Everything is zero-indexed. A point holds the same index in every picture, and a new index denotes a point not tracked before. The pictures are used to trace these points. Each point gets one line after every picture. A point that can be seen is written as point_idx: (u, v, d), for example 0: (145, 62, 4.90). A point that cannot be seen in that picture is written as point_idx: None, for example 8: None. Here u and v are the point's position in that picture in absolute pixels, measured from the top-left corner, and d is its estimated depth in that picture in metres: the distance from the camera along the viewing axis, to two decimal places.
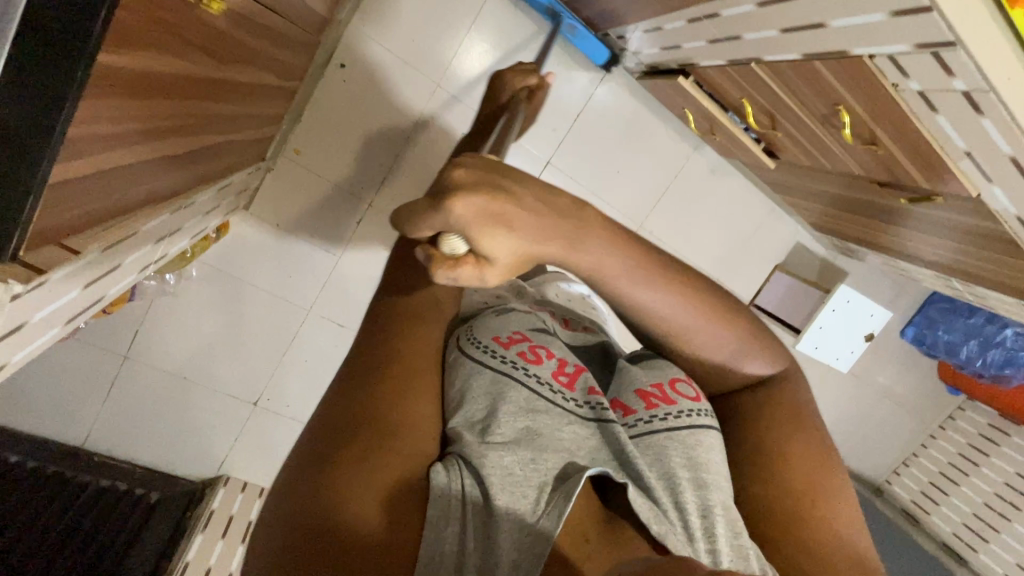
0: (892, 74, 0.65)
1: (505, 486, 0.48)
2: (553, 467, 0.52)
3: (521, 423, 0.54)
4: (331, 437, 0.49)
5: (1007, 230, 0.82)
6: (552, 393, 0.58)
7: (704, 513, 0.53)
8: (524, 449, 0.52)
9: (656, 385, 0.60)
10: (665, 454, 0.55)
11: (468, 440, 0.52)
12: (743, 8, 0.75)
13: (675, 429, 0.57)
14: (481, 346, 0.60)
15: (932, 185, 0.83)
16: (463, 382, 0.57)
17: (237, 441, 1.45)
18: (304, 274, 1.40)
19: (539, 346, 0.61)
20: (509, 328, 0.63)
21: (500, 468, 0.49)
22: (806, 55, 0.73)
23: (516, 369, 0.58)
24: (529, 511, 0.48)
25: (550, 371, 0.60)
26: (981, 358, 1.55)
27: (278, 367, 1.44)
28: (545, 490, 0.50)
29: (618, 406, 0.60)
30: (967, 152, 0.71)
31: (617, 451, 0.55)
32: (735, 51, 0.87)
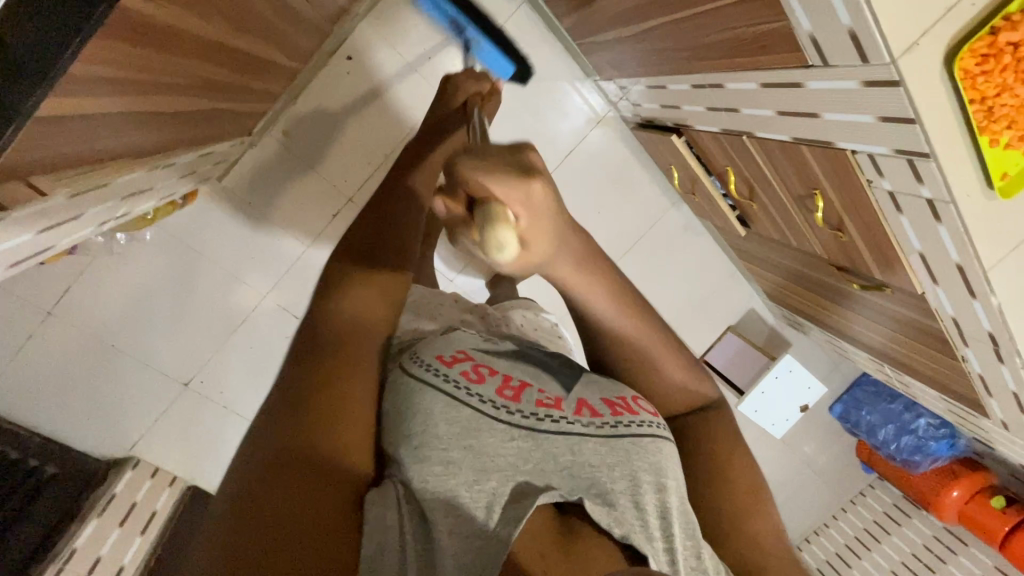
0: (868, 170, 0.71)
1: (447, 503, 0.49)
2: (501, 486, 0.51)
3: (465, 442, 0.52)
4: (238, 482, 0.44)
5: (941, 328, 0.90)
6: (496, 410, 0.55)
7: (661, 515, 0.54)
8: (469, 471, 0.51)
9: (620, 397, 0.60)
10: (629, 461, 0.55)
11: (411, 460, 0.50)
12: (746, 85, 0.79)
13: (639, 437, 0.57)
14: (421, 361, 0.56)
15: (884, 276, 0.90)
16: (400, 395, 0.54)
17: (158, 422, 1.35)
18: (266, 259, 1.34)
19: (482, 364, 0.58)
20: (453, 346, 0.59)
21: (439, 488, 0.49)
22: (795, 139, 0.79)
23: (458, 386, 0.55)
24: (479, 526, 0.49)
25: (493, 387, 0.56)
26: (895, 442, 1.66)
27: (219, 350, 1.37)
28: (494, 510, 0.50)
29: (583, 406, 0.58)
30: (920, 255, 0.77)
31: (565, 465, 0.54)
32: (729, 121, 0.92)
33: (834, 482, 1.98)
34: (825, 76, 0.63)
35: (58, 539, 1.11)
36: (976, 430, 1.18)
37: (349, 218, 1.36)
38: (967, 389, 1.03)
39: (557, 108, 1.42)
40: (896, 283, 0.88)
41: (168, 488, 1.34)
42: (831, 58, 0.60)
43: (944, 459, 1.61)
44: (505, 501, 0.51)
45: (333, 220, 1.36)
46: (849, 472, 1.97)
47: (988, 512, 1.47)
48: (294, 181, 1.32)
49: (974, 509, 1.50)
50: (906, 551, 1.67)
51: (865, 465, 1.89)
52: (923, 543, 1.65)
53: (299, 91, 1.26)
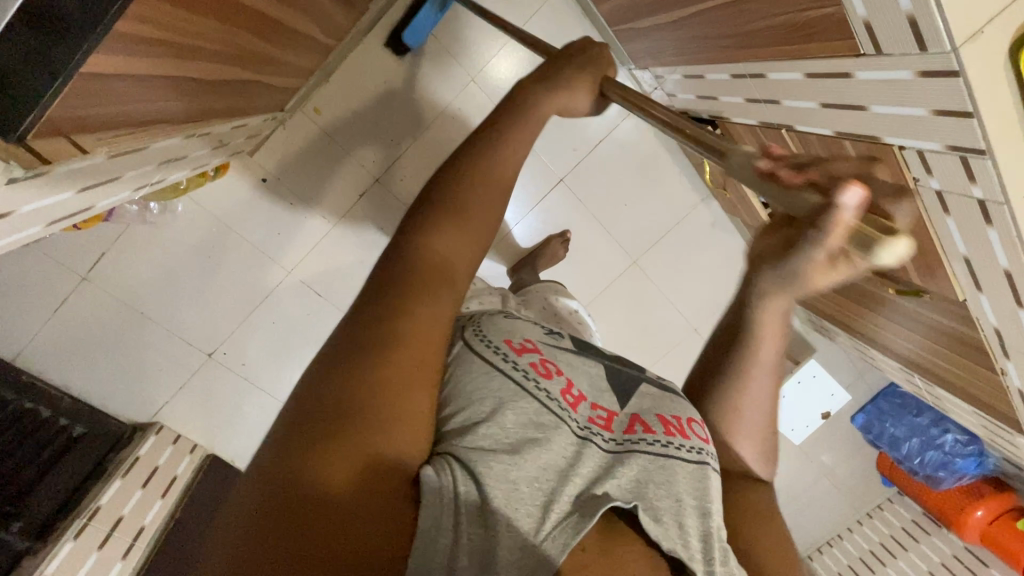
0: (916, 168, 0.68)
1: (508, 500, 0.48)
2: (559, 485, 0.52)
3: (530, 433, 0.55)
4: (318, 405, 0.44)
5: (982, 339, 0.86)
6: (559, 409, 0.60)
7: (704, 538, 0.55)
8: (531, 465, 0.52)
9: (676, 416, 0.65)
10: (674, 478, 0.58)
11: (474, 446, 0.51)
12: (790, 75, 0.76)
13: (686, 461, 0.60)
14: (492, 346, 0.63)
15: (924, 281, 0.87)
16: (471, 375, 0.59)
17: (182, 390, 1.39)
18: (292, 237, 1.35)
19: (548, 361, 0.64)
20: (520, 336, 0.67)
21: (501, 477, 0.49)
22: (839, 133, 0.76)
23: (525, 376, 0.60)
24: (529, 527, 0.48)
25: (558, 387, 0.62)
26: (920, 456, 1.62)
27: (244, 323, 1.39)
28: (548, 510, 0.50)
29: (639, 422, 0.63)
30: (965, 260, 0.74)
31: (620, 475, 0.56)
32: (769, 114, 0.90)
33: (852, 494, 1.93)
34: (876, 66, 0.61)
35: (82, 498, 1.14)
36: (1009, 449, 1.13)
37: (376, 198, 1.37)
38: (1004, 404, 0.98)
39: None
40: (936, 289, 0.85)
41: (189, 455, 1.39)
42: (885, 45, 0.58)
43: (971, 476, 1.56)
44: (561, 503, 0.51)
45: (359, 200, 1.37)
46: (869, 484, 1.93)
47: (1014, 534, 1.42)
48: (324, 159, 1.32)
49: (998, 530, 1.46)
50: (922, 567, 1.60)
51: (886, 478, 1.84)
52: (941, 562, 1.59)
53: (332, 68, 1.26)
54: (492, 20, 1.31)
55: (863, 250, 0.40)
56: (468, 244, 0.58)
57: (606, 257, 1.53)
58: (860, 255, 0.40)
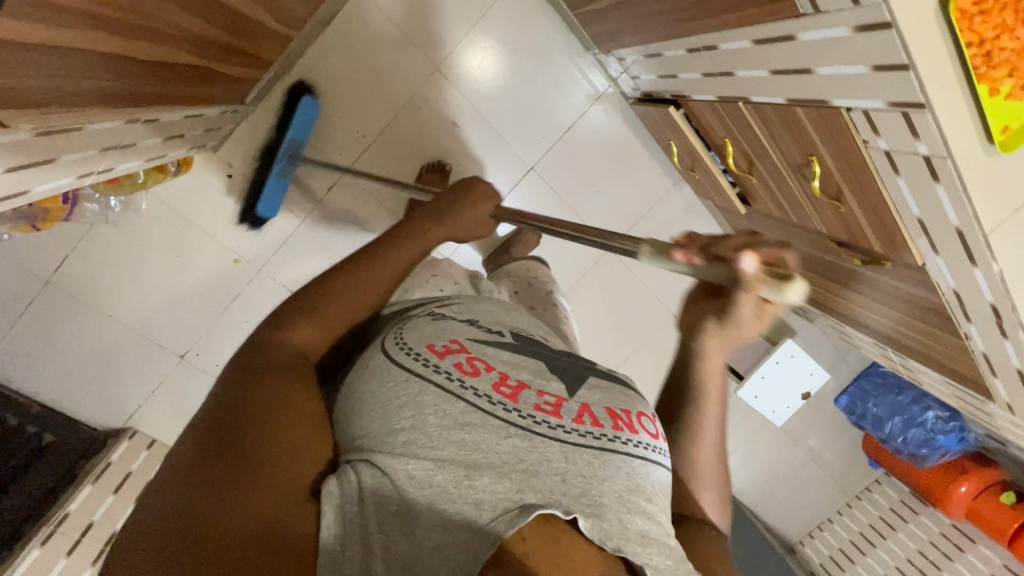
0: (864, 129, 0.68)
1: (433, 501, 0.51)
2: (489, 485, 0.52)
3: (456, 436, 0.55)
4: (200, 458, 0.51)
5: (944, 304, 0.86)
6: (492, 405, 0.58)
7: (645, 534, 0.54)
8: (455, 466, 0.54)
9: (624, 411, 0.62)
10: (615, 473, 0.55)
11: (392, 450, 0.55)
12: (741, 43, 0.76)
13: (632, 456, 0.57)
14: (413, 353, 0.63)
15: (884, 250, 0.87)
16: (388, 385, 0.60)
17: (155, 394, 1.37)
18: (261, 232, 1.33)
19: (477, 358, 0.63)
20: (445, 337, 0.65)
21: (422, 480, 0.52)
22: (791, 101, 0.76)
23: (449, 378, 0.60)
24: (464, 524, 0.50)
25: (489, 383, 0.60)
26: (902, 435, 1.62)
27: (215, 323, 1.37)
28: (478, 507, 0.51)
29: (586, 412, 0.60)
30: (919, 221, 0.74)
31: (559, 471, 0.54)
32: (726, 88, 0.90)
33: (839, 476, 1.94)
34: (817, 22, 0.61)
35: (54, 502, 1.13)
36: (982, 417, 1.13)
37: (344, 192, 1.35)
38: (971, 370, 0.99)
39: (556, 84, 1.39)
40: (896, 256, 0.86)
41: (163, 459, 1.38)
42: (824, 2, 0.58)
43: (954, 453, 1.57)
44: (490, 502, 0.51)
45: (329, 193, 1.35)
46: (855, 466, 1.93)
47: (999, 508, 1.42)
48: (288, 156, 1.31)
49: (984, 505, 1.46)
50: (910, 548, 1.62)
51: (872, 459, 1.84)
52: (929, 541, 1.60)
53: (293, 61, 1.24)
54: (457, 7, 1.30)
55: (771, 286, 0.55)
56: (325, 330, 0.67)
57: (581, 244, 1.52)
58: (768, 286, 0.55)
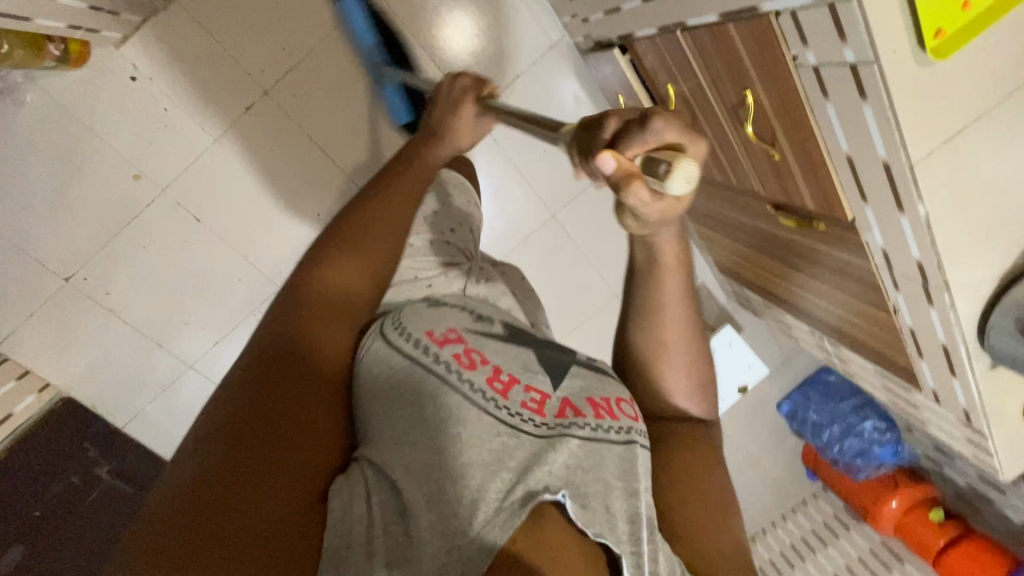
0: (793, 40, 0.61)
1: (427, 504, 0.49)
2: (485, 483, 0.51)
3: (452, 431, 0.54)
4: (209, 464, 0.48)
5: (874, 271, 0.80)
6: (485, 400, 0.57)
7: (632, 519, 0.53)
8: (452, 464, 0.52)
9: (604, 398, 0.62)
10: (600, 464, 0.55)
11: (387, 446, 0.54)
12: None
13: (614, 444, 0.57)
14: (412, 339, 0.61)
15: (816, 206, 0.80)
16: (389, 375, 0.59)
17: (31, 318, 1.24)
18: (168, 149, 1.22)
19: (474, 350, 0.62)
20: (444, 325, 0.65)
21: (421, 480, 0.51)
22: (723, 16, 0.69)
23: (449, 370, 0.59)
24: (459, 527, 0.48)
25: (483, 376, 0.59)
26: (840, 444, 1.58)
27: (108, 246, 1.24)
28: (473, 504, 0.49)
29: (568, 405, 0.60)
30: (848, 159, 0.67)
31: (547, 465, 0.53)
32: (665, 14, 0.82)
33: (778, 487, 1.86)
34: None
35: None
36: (911, 413, 1.07)
37: (264, 115, 1.24)
38: (897, 352, 0.92)
39: (508, 27, 1.30)
40: (827, 213, 0.79)
41: (35, 394, 1.24)
42: None
43: (888, 467, 1.54)
44: (490, 498, 0.50)
45: (246, 114, 1.24)
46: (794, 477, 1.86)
47: (927, 526, 1.37)
48: (204, 67, 1.19)
49: (912, 522, 1.40)
50: (840, 562, 1.51)
51: (810, 470, 1.79)
52: (859, 557, 1.51)
53: None
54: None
55: (657, 179, 0.43)
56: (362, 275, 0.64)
57: (522, 207, 1.43)
58: (657, 187, 0.43)
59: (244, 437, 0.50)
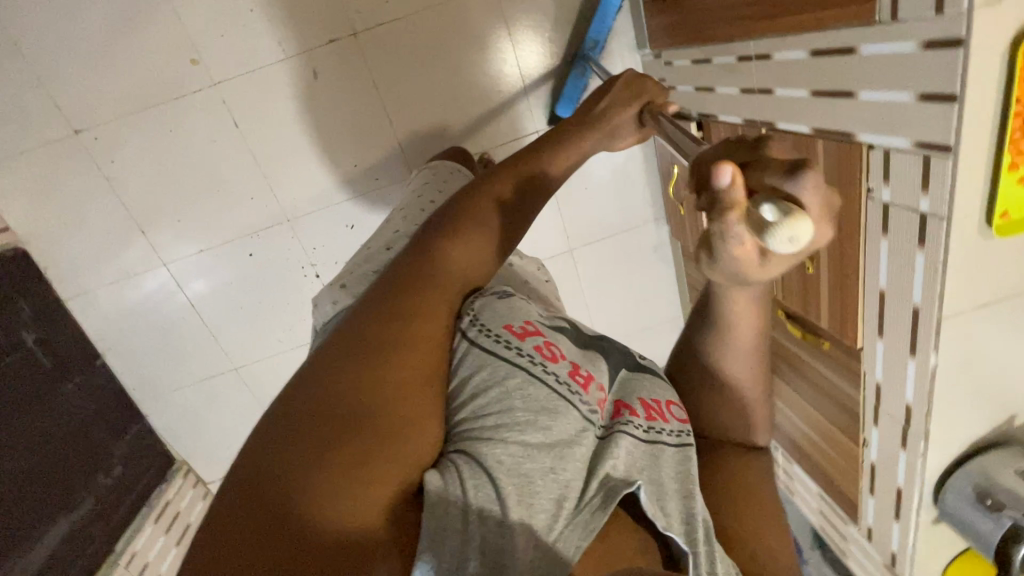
0: (874, 174, 0.67)
1: (525, 500, 0.50)
2: (571, 478, 0.54)
3: (542, 424, 0.55)
4: (298, 455, 0.44)
5: (858, 402, 0.85)
6: (568, 393, 0.59)
7: (689, 518, 0.59)
8: (543, 457, 0.53)
9: (655, 400, 0.67)
10: (659, 464, 0.61)
11: (482, 435, 0.53)
12: (795, 53, 0.74)
13: (667, 444, 0.63)
14: (489, 333, 0.60)
15: (829, 325, 0.85)
16: (473, 368, 0.57)
17: (23, 156, 1.18)
18: (231, 47, 1.17)
19: (552, 344, 0.63)
20: (519, 317, 0.63)
21: (517, 476, 0.51)
22: (815, 130, 0.75)
23: (533, 362, 0.58)
24: (552, 526, 0.51)
25: (565, 370, 0.61)
26: None
27: (131, 116, 1.19)
28: (561, 503, 0.52)
29: (623, 405, 0.65)
30: (879, 295, 0.73)
31: (622, 465, 0.58)
32: (757, 108, 0.88)
33: None
34: (882, 34, 0.59)
35: None
36: (834, 542, 1.14)
37: (342, 51, 1.20)
38: (848, 482, 0.98)
39: (595, 64, 1.29)
40: (837, 334, 0.84)
41: None
42: (901, 10, 0.56)
43: None
44: (571, 499, 0.54)
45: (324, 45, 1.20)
46: None
47: None
48: None
49: None
50: None
51: None
52: None
53: None
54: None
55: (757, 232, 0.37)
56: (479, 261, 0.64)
57: (546, 232, 1.46)
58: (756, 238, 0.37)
59: (330, 429, 0.46)
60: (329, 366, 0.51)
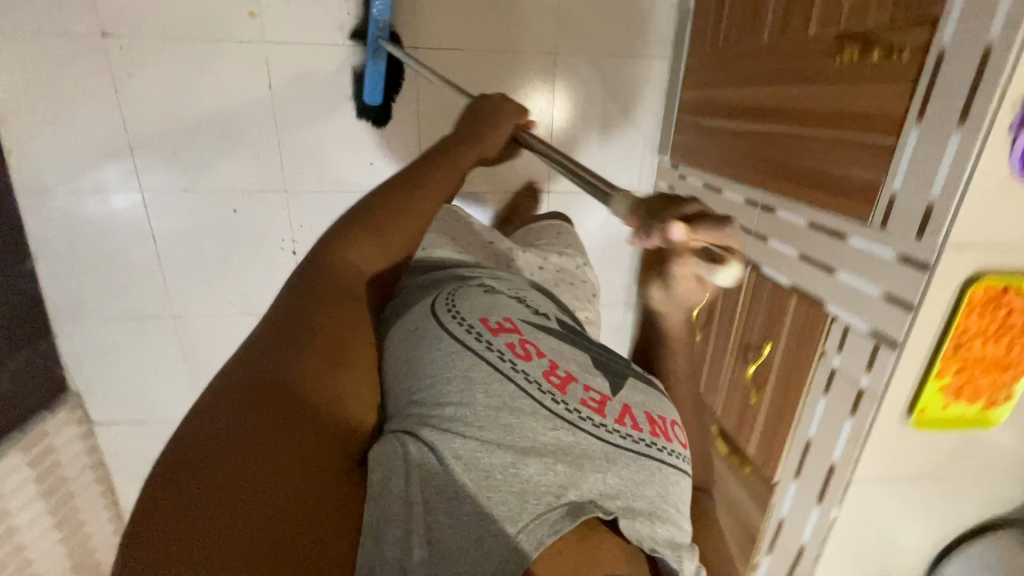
0: (832, 341, 0.78)
1: (481, 490, 0.50)
2: (535, 475, 0.51)
3: (504, 419, 0.54)
4: (231, 420, 0.50)
5: (761, 527, 0.94)
6: (541, 393, 0.57)
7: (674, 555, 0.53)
8: (504, 452, 0.52)
9: (660, 417, 0.62)
10: (647, 482, 0.54)
11: (436, 424, 0.54)
12: (796, 218, 0.85)
13: (666, 466, 0.57)
14: (465, 324, 0.63)
15: (755, 453, 0.95)
16: (441, 355, 0.60)
17: (36, 41, 1.12)
18: (294, 16, 1.18)
19: (529, 342, 0.62)
20: (499, 315, 0.65)
21: (470, 465, 0.51)
22: (792, 286, 0.86)
23: (502, 358, 0.59)
24: (506, 521, 0.49)
25: (539, 369, 0.59)
26: None
27: (167, 43, 1.16)
28: (524, 500, 0.50)
29: (626, 413, 0.59)
30: (806, 441, 0.83)
31: (601, 472, 0.53)
32: (749, 248, 0.99)
33: None
34: (873, 236, 0.71)
35: None
36: None
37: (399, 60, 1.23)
38: None
39: (620, 150, 1.35)
40: (760, 463, 0.94)
41: None
42: (892, 225, 0.68)
43: None
44: (541, 496, 0.51)
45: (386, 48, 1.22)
46: None
47: None
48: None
49: None
50: None
51: None
52: None
53: None
54: (620, 15, 1.24)
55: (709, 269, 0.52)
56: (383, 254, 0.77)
57: None
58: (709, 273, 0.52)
59: (259, 399, 0.52)
60: (266, 352, 0.58)
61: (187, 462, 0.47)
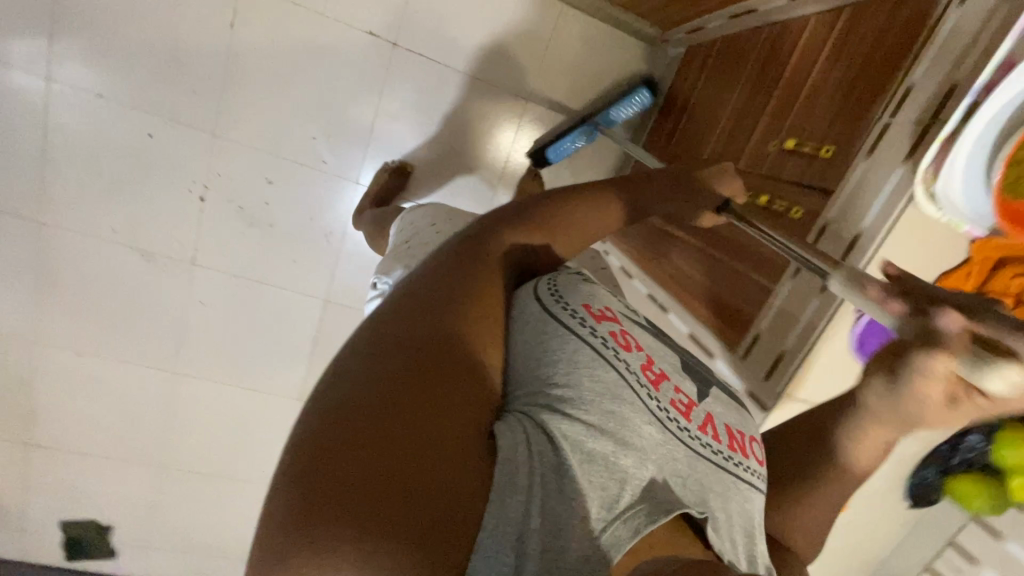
0: None
1: (589, 478, 0.41)
2: (632, 470, 0.43)
3: (609, 408, 0.44)
4: (342, 404, 0.36)
5: None
6: (639, 386, 0.47)
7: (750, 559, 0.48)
8: (609, 445, 0.43)
9: (741, 432, 0.53)
10: (718, 493, 0.47)
11: (539, 403, 0.44)
12: (680, 324, 0.94)
13: (740, 481, 0.49)
14: (567, 305, 0.49)
15: None
16: (533, 332, 0.48)
17: None
18: None
19: (630, 334, 0.51)
20: (600, 300, 0.52)
21: (580, 453, 0.41)
22: None
23: (605, 347, 0.47)
24: (605, 519, 0.40)
25: (638, 361, 0.49)
26: None
27: None
28: (622, 497, 0.41)
29: (710, 422, 0.50)
30: None
31: (680, 474, 0.46)
32: None
33: None
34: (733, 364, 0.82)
35: None
36: None
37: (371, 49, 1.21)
38: None
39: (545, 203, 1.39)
40: None
41: None
42: (749, 360, 0.79)
43: None
44: (628, 495, 0.42)
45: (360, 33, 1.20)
46: None
47: None
48: None
49: None
50: None
51: None
52: None
53: None
54: (591, 91, 1.30)
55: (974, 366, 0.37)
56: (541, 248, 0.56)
57: None
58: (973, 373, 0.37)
59: (370, 371, 0.38)
60: (377, 333, 0.41)
61: (310, 463, 0.33)
